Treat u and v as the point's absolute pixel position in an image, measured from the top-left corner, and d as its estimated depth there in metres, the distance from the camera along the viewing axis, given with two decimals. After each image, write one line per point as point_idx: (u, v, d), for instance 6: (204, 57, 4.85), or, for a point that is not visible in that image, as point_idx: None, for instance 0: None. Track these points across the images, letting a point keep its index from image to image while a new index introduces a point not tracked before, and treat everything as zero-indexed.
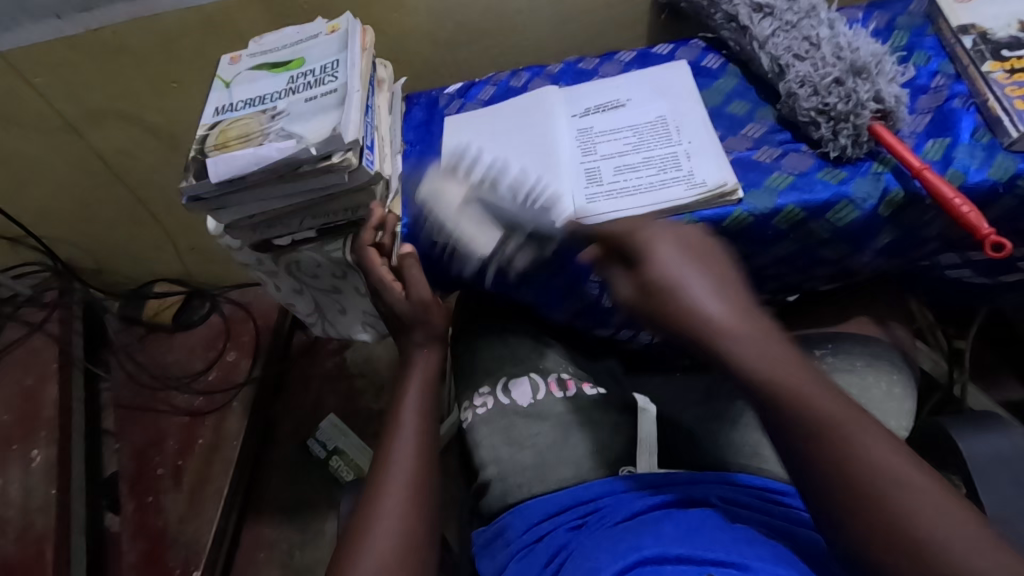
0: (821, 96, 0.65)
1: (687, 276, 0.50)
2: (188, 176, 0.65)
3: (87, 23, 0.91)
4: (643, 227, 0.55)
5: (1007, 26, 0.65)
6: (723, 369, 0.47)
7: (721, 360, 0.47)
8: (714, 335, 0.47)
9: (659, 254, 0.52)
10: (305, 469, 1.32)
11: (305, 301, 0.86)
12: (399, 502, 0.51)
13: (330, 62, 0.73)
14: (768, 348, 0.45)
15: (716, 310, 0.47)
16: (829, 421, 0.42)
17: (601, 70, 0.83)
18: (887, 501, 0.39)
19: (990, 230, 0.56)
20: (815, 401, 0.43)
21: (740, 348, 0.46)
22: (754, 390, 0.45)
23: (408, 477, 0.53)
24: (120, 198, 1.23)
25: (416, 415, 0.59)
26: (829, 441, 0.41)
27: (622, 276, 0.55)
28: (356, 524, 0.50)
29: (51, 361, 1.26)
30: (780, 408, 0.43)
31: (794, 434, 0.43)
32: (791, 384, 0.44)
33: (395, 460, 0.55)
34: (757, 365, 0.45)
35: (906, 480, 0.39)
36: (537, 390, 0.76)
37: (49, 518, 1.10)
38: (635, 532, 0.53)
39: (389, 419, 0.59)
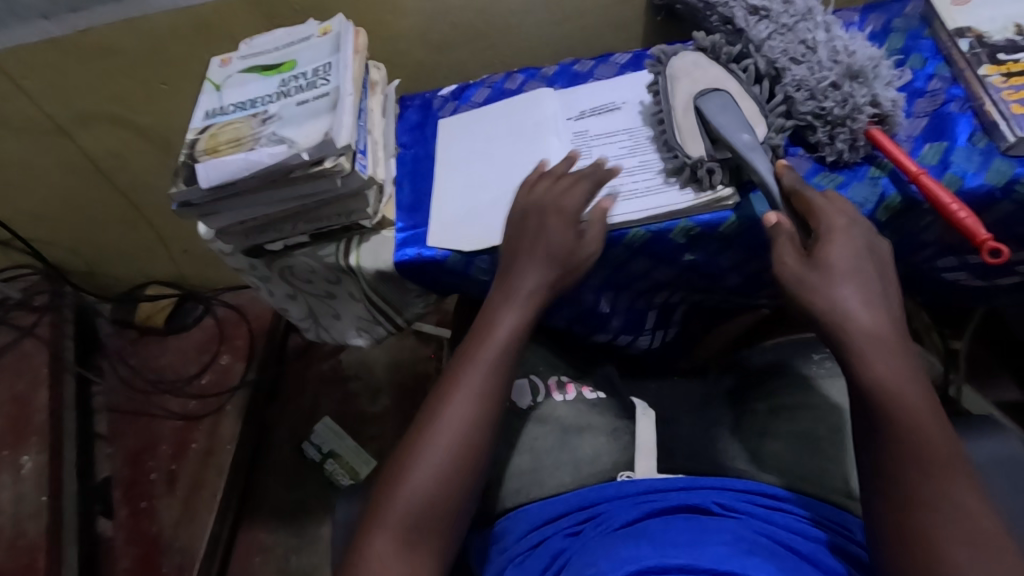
0: (818, 100, 0.65)
1: (858, 275, 0.54)
2: (178, 182, 0.64)
3: (76, 24, 0.90)
4: (836, 213, 0.57)
5: (1004, 30, 0.65)
6: (863, 355, 0.51)
7: (862, 352, 0.51)
8: (864, 331, 0.52)
9: (842, 248, 0.55)
10: (301, 472, 1.31)
11: (299, 306, 0.85)
12: (443, 459, 0.53)
13: (321, 65, 0.72)
14: (908, 371, 0.51)
15: (867, 317, 0.52)
16: (944, 458, 0.48)
17: (596, 72, 0.82)
18: (927, 510, 0.46)
19: (987, 235, 0.55)
20: (938, 434, 0.48)
21: (887, 362, 0.51)
22: (881, 395, 0.50)
23: (482, 400, 0.56)
24: (111, 201, 1.21)
25: (487, 372, 0.57)
26: (930, 467, 0.47)
27: (785, 242, 0.57)
28: (399, 459, 0.54)
29: (42, 365, 1.25)
30: (899, 418, 0.49)
31: (900, 439, 0.49)
32: (919, 412, 0.49)
33: (452, 414, 0.55)
34: (891, 376, 0.50)
35: (988, 531, 0.45)
36: (537, 391, 0.76)
37: (41, 525, 1.08)
38: (634, 538, 0.52)
39: (487, 329, 0.59)
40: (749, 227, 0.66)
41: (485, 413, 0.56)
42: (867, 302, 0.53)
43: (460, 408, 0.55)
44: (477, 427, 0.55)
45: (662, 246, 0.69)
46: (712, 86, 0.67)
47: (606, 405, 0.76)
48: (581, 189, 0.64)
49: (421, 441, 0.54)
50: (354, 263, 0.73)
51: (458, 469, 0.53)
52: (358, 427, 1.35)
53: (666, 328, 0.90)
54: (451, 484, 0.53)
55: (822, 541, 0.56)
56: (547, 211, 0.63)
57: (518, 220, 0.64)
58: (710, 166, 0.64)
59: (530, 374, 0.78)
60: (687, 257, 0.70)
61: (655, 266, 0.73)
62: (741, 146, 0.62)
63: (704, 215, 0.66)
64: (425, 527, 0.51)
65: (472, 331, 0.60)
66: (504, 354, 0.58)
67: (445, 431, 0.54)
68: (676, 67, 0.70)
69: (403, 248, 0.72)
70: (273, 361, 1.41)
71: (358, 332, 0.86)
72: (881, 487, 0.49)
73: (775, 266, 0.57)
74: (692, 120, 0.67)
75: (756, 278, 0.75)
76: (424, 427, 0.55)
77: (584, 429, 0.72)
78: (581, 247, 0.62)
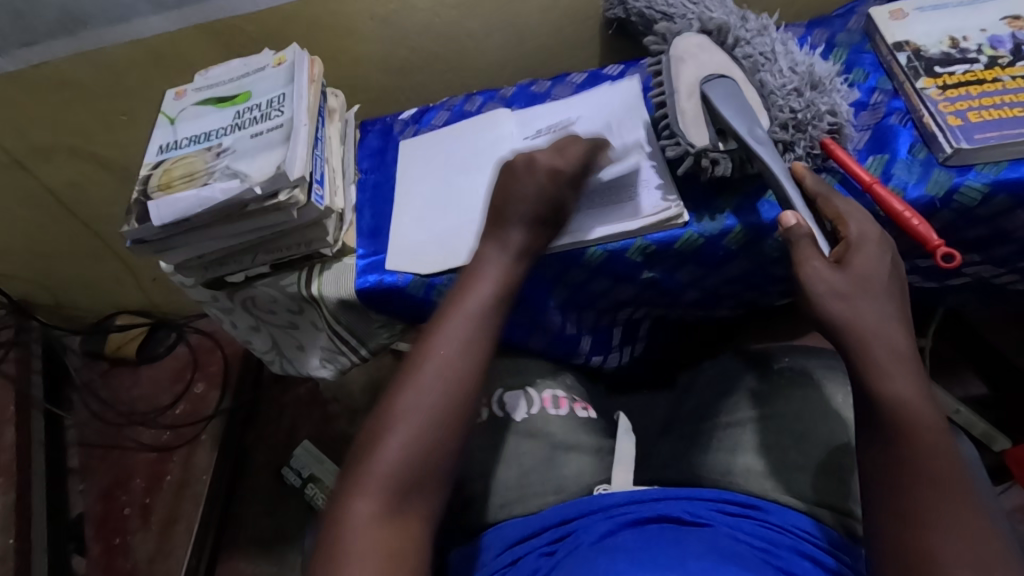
0: (785, 101, 0.66)
1: (878, 286, 0.54)
2: (131, 220, 0.64)
3: (28, 59, 0.89)
4: (866, 222, 0.57)
5: (939, 43, 0.67)
6: (882, 376, 0.51)
7: (888, 374, 0.51)
8: (892, 348, 0.52)
9: (867, 254, 0.55)
10: (279, 499, 1.29)
11: (263, 337, 0.84)
12: (432, 404, 0.54)
13: (276, 96, 0.72)
14: (921, 389, 0.51)
15: (894, 331, 0.52)
16: (952, 480, 0.48)
17: (554, 92, 0.83)
18: (927, 527, 0.47)
19: (939, 241, 0.57)
20: (944, 449, 0.49)
21: (905, 378, 0.51)
22: (898, 411, 0.50)
23: (458, 368, 0.55)
24: (73, 232, 1.19)
25: (476, 321, 0.58)
26: (936, 485, 0.48)
27: (808, 245, 0.56)
28: (385, 407, 0.54)
29: (8, 402, 1.22)
30: (908, 429, 0.50)
31: (912, 454, 0.49)
32: (931, 430, 0.49)
33: (440, 358, 0.55)
34: (908, 394, 0.50)
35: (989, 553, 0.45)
36: (531, 403, 0.75)
37: (8, 568, 1.06)
38: (606, 556, 0.51)
39: (461, 297, 0.59)
40: (704, 243, 0.67)
41: (475, 360, 0.56)
42: (893, 303, 0.53)
43: (449, 353, 0.56)
44: (467, 372, 0.56)
45: (620, 264, 0.70)
46: (719, 72, 0.67)
47: (593, 425, 0.77)
48: (576, 148, 0.65)
49: (408, 387, 0.54)
50: (316, 292, 0.73)
51: (447, 416, 0.54)
52: (336, 450, 1.33)
53: (633, 344, 0.90)
54: (438, 432, 0.53)
55: (786, 548, 0.57)
56: (538, 167, 0.63)
57: (521, 173, 0.63)
58: (718, 157, 0.64)
59: (525, 386, 0.77)
60: (645, 275, 0.71)
61: (615, 284, 0.74)
62: (751, 136, 0.62)
63: (658, 234, 0.67)
64: (412, 480, 0.51)
65: (458, 285, 0.61)
66: (493, 305, 0.59)
67: (433, 377, 0.55)
68: (683, 51, 0.68)
69: (365, 275, 0.72)
70: (249, 387, 1.40)
71: (322, 363, 0.85)
72: (884, 506, 0.49)
73: (800, 267, 0.55)
74: (696, 105, 0.66)
75: (715, 292, 0.77)
76: (412, 372, 0.55)
77: (572, 449, 0.72)
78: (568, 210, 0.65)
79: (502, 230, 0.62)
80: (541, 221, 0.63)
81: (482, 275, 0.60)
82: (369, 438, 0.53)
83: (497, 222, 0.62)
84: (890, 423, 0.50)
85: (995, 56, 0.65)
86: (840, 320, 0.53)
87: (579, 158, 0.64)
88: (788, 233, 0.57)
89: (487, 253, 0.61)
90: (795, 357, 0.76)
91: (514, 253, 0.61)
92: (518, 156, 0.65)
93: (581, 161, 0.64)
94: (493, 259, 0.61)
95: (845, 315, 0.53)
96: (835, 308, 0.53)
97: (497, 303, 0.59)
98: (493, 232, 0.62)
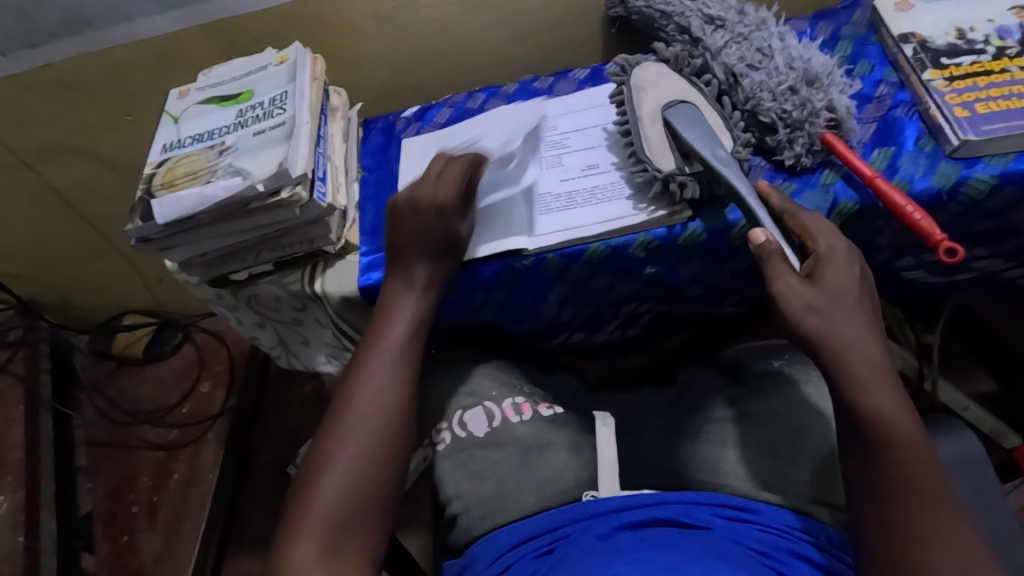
0: (779, 102, 0.65)
1: (851, 301, 0.54)
2: (134, 219, 0.64)
3: (34, 60, 0.90)
4: (834, 236, 0.58)
5: (946, 34, 0.67)
6: (867, 392, 0.51)
7: (866, 388, 0.51)
8: (864, 363, 0.52)
9: (832, 269, 0.55)
10: (284, 498, 1.29)
11: (269, 334, 0.84)
12: (362, 444, 0.56)
13: (278, 94, 0.72)
14: (900, 400, 0.51)
15: (869, 343, 0.53)
16: (933, 487, 0.48)
17: (556, 89, 0.83)
18: (917, 540, 0.46)
19: (942, 235, 0.56)
20: (925, 456, 0.49)
21: (880, 391, 0.51)
22: (877, 423, 0.50)
23: (377, 403, 0.58)
24: (80, 233, 1.20)
25: (396, 355, 0.61)
26: (915, 493, 0.48)
27: (778, 261, 0.56)
28: (319, 454, 0.55)
29: (16, 402, 1.23)
30: (885, 441, 0.49)
31: (896, 465, 0.49)
32: (913, 441, 0.49)
33: (366, 396, 0.58)
34: (888, 407, 0.50)
35: (974, 557, 0.45)
36: (492, 417, 0.74)
37: (17, 565, 1.07)
38: (600, 561, 0.51)
39: (373, 339, 0.62)
40: (707, 237, 0.67)
41: (401, 390, 0.59)
42: (862, 317, 0.54)
43: (375, 391, 0.59)
44: (395, 404, 0.59)
45: (623, 260, 0.69)
46: (679, 98, 0.67)
47: (565, 420, 0.74)
48: (452, 174, 0.65)
49: (332, 435, 0.56)
50: (319, 289, 0.73)
51: (381, 448, 0.56)
52: None
53: (627, 329, 0.87)
54: (373, 466, 0.55)
55: (789, 550, 0.56)
56: (420, 205, 0.64)
57: (408, 212, 0.65)
58: (683, 180, 0.64)
59: (482, 401, 0.75)
60: (648, 270, 0.71)
61: (618, 280, 0.73)
62: (714, 159, 0.62)
63: (661, 228, 0.66)
64: (353, 516, 0.52)
65: (372, 326, 0.64)
66: (411, 338, 0.63)
67: (362, 417, 0.57)
68: (645, 78, 0.69)
69: (368, 272, 0.72)
70: (253, 386, 1.40)
71: (328, 359, 0.85)
72: (868, 515, 0.49)
73: (773, 283, 0.55)
74: (660, 132, 0.67)
75: (719, 288, 0.76)
76: (342, 414, 0.58)
77: (546, 448, 0.70)
78: (462, 232, 0.66)
79: (405, 272, 0.65)
80: (440, 253, 0.65)
81: (394, 314, 0.63)
82: (305, 483, 0.54)
83: (401, 260, 0.65)
84: (869, 435, 0.50)
85: (1003, 46, 0.64)
86: (816, 334, 0.53)
87: (458, 184, 0.65)
88: (759, 249, 0.57)
89: (396, 289, 0.64)
90: (793, 355, 0.74)
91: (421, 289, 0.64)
92: (398, 200, 0.65)
93: (460, 185, 0.65)
94: (403, 298, 0.64)
95: (817, 331, 0.53)
96: (807, 324, 0.53)
97: (416, 336, 0.63)
98: (399, 271, 0.65)
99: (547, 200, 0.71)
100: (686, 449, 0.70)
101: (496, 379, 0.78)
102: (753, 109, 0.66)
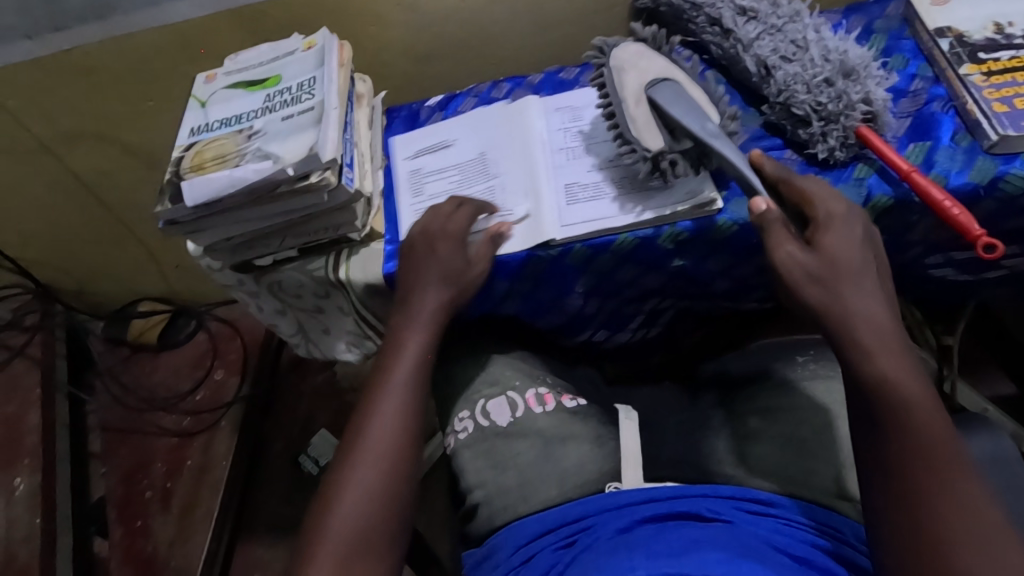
0: (813, 95, 0.64)
1: (852, 266, 0.55)
2: (163, 201, 0.64)
3: (59, 44, 0.90)
4: (833, 200, 0.58)
5: (983, 29, 0.66)
6: (877, 357, 0.51)
7: (879, 352, 0.51)
8: (866, 329, 0.52)
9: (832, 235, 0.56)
10: (296, 486, 1.30)
11: (289, 321, 0.84)
12: (376, 468, 0.55)
13: (306, 79, 0.72)
14: (907, 366, 0.50)
15: (874, 310, 0.53)
16: (946, 456, 0.46)
17: (582, 80, 0.82)
18: (933, 511, 0.45)
19: (980, 231, 0.55)
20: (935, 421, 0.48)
21: (884, 350, 0.51)
22: (883, 385, 0.50)
23: (392, 426, 0.58)
24: (98, 218, 1.20)
25: (409, 376, 0.61)
26: (931, 461, 0.46)
27: (779, 227, 0.57)
28: (325, 494, 0.54)
29: (33, 386, 1.24)
30: (895, 406, 0.49)
31: (905, 432, 0.48)
32: (923, 405, 0.49)
33: (372, 433, 0.57)
34: (896, 372, 0.50)
35: (989, 524, 0.44)
36: (515, 407, 0.74)
37: (34, 548, 1.07)
38: (631, 549, 0.51)
39: (386, 362, 0.62)
40: (737, 230, 0.66)
41: (407, 425, 0.58)
42: (861, 279, 0.54)
43: (381, 428, 0.57)
44: (400, 439, 0.57)
45: (650, 251, 0.69)
46: (660, 76, 0.67)
47: (587, 412, 0.74)
48: (462, 214, 0.68)
49: (348, 461, 0.56)
50: (344, 276, 0.73)
51: (388, 484, 0.55)
52: None
53: (649, 328, 0.88)
54: (382, 503, 0.54)
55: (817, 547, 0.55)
56: (433, 237, 0.66)
57: (422, 246, 0.66)
58: (673, 158, 0.64)
59: (505, 390, 0.76)
60: (675, 262, 0.70)
61: (643, 273, 0.73)
62: (704, 133, 0.62)
63: (691, 220, 0.66)
64: (362, 552, 0.51)
65: (379, 362, 0.63)
66: (417, 371, 0.62)
67: (376, 445, 0.56)
68: (626, 57, 0.68)
69: (393, 260, 0.72)
70: (266, 375, 1.40)
71: (348, 347, 0.85)
72: (885, 489, 0.47)
73: (774, 253, 0.57)
74: (646, 112, 0.66)
75: (744, 282, 0.76)
76: (349, 451, 0.56)
77: (568, 439, 0.71)
78: (472, 267, 0.66)
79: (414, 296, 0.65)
80: (452, 283, 0.65)
81: (404, 342, 0.63)
82: (312, 525, 0.53)
83: (411, 290, 0.65)
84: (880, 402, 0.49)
85: None
86: (819, 298, 0.54)
87: (466, 225, 0.67)
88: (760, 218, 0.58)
89: (403, 312, 0.65)
90: (819, 351, 0.74)
91: (430, 311, 0.64)
92: (411, 235, 0.67)
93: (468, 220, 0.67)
94: (414, 323, 0.64)
95: (819, 298, 0.54)
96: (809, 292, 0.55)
97: (422, 368, 0.62)
98: (408, 301, 0.65)
99: (575, 190, 0.71)
100: (710, 443, 0.69)
101: (518, 370, 0.78)
102: (786, 101, 0.66)
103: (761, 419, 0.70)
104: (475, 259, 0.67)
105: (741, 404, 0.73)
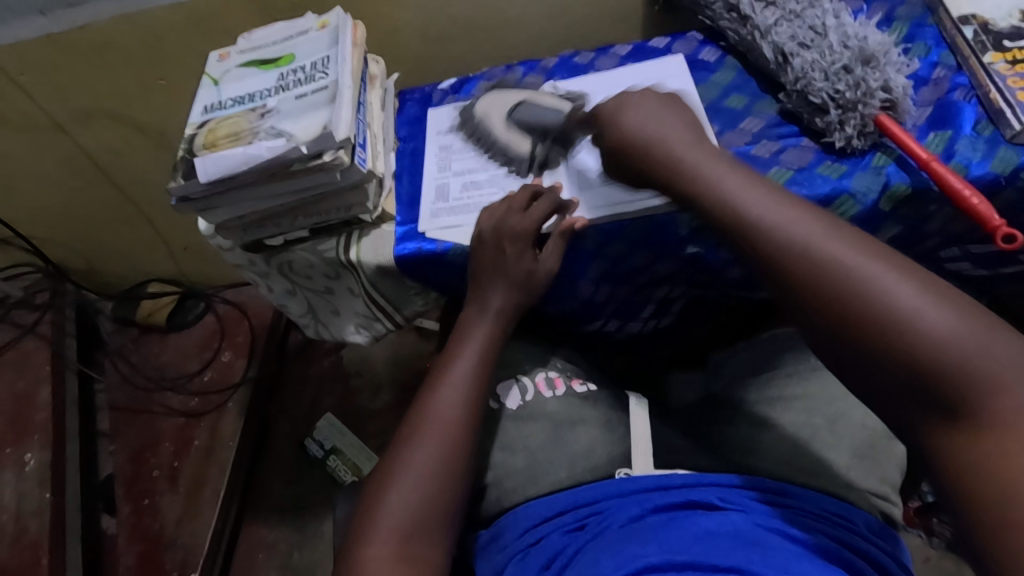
0: (832, 82, 0.63)
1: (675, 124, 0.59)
2: (177, 176, 0.64)
3: (73, 19, 0.89)
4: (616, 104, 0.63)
5: (1009, 16, 0.65)
6: (751, 219, 0.50)
7: (759, 218, 0.50)
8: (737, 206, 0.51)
9: (631, 124, 0.60)
10: (301, 469, 1.31)
11: (298, 302, 0.85)
12: (433, 458, 0.56)
13: (319, 59, 0.71)
14: (745, 184, 0.52)
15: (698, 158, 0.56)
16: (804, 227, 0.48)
17: (596, 64, 0.81)
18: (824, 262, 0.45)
19: (1001, 221, 0.54)
20: (829, 236, 0.46)
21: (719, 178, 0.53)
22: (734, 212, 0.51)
23: (452, 420, 0.59)
24: (110, 198, 1.21)
25: (471, 367, 0.62)
26: (803, 247, 0.47)
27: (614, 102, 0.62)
28: (385, 469, 0.57)
29: (44, 362, 1.25)
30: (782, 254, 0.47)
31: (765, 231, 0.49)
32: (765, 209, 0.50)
33: (435, 415, 0.59)
34: (730, 186, 0.53)
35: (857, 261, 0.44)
36: (526, 391, 0.74)
37: (44, 521, 1.08)
38: (642, 537, 0.52)
39: (451, 353, 0.64)
40: None
41: (466, 415, 0.59)
42: (725, 200, 0.52)
43: (443, 412, 0.59)
44: (461, 423, 0.59)
45: (664, 237, 0.69)
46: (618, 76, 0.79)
47: (597, 398, 0.74)
48: (538, 208, 0.66)
49: (408, 447, 0.57)
50: (354, 258, 0.73)
51: (447, 471, 0.56)
52: (358, 423, 1.34)
53: (660, 318, 0.88)
54: (439, 484, 0.56)
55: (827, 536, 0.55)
56: (503, 235, 0.65)
57: (492, 246, 0.65)
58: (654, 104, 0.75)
59: (517, 374, 0.76)
60: (688, 249, 0.71)
61: (655, 259, 0.73)
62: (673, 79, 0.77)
63: None
64: (419, 529, 0.53)
65: (445, 352, 0.65)
66: (482, 362, 0.63)
67: (435, 435, 0.58)
68: (615, 82, 0.77)
69: (403, 242, 0.71)
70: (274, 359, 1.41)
71: (357, 329, 0.85)
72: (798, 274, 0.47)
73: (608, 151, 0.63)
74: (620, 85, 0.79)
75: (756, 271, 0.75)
76: (407, 437, 0.58)
77: (578, 423, 0.71)
78: (539, 266, 0.66)
79: (483, 293, 0.66)
80: (518, 284, 0.65)
81: (468, 339, 0.64)
82: (370, 500, 0.55)
83: (477, 289, 0.66)
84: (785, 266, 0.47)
85: None
86: (729, 229, 0.51)
87: (539, 220, 0.65)
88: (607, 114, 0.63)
89: (478, 309, 0.66)
90: None
91: (494, 313, 0.65)
92: (482, 230, 0.66)
93: (542, 217, 0.65)
94: (475, 325, 0.65)
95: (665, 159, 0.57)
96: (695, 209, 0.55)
97: (485, 360, 0.63)
98: (475, 299, 0.66)
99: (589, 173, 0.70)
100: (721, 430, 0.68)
101: (525, 356, 0.78)
102: (804, 89, 0.65)
103: (771, 409, 0.69)
104: (544, 254, 0.66)
105: (749, 393, 0.72)
